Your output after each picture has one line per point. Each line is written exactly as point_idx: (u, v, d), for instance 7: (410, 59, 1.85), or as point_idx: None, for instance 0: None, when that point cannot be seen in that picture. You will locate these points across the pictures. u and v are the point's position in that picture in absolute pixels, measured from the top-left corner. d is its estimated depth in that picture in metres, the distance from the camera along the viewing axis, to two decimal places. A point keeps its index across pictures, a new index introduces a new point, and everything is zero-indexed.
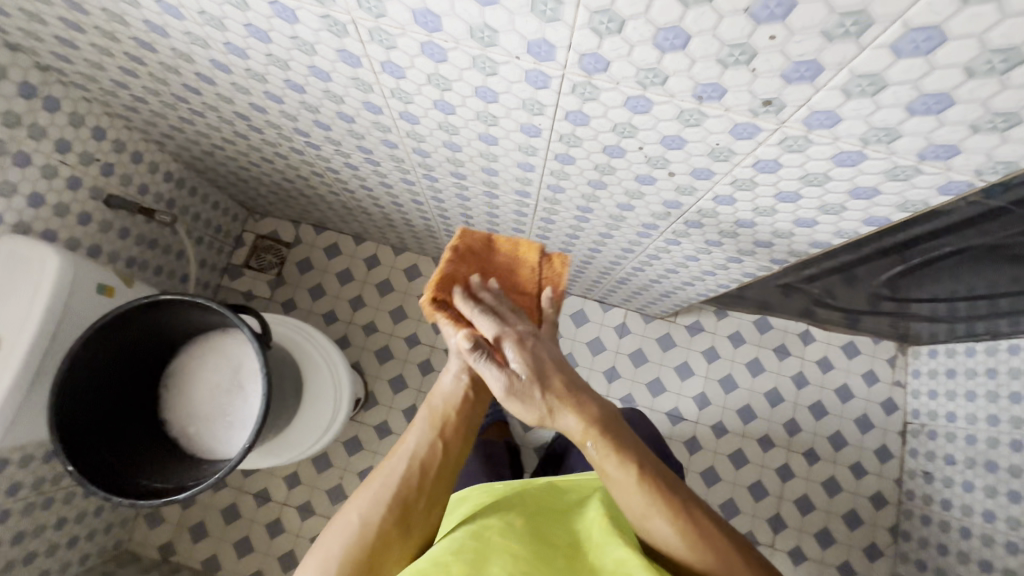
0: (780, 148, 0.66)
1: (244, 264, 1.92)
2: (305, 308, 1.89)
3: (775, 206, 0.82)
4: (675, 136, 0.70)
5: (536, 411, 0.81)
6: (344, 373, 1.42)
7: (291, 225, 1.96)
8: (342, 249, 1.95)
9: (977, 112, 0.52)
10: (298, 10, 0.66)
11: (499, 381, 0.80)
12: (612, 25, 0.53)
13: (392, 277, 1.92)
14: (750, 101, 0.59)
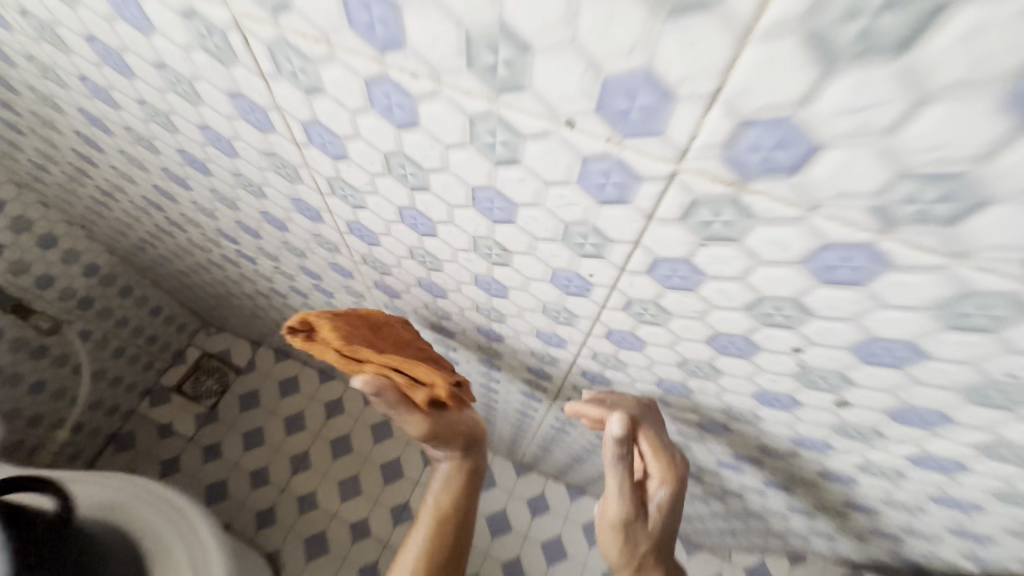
0: (981, 452, 0.38)
1: (175, 388, 1.53)
2: (231, 460, 1.42)
3: (927, 507, 0.51)
4: (782, 394, 0.43)
5: (624, 564, 0.56)
6: (212, 539, 0.85)
7: (249, 345, 1.59)
8: (301, 384, 1.53)
9: None
10: (234, 141, 0.45)
11: (624, 510, 0.54)
12: (725, 228, 0.29)
13: (354, 432, 1.46)
14: (963, 380, 0.32)
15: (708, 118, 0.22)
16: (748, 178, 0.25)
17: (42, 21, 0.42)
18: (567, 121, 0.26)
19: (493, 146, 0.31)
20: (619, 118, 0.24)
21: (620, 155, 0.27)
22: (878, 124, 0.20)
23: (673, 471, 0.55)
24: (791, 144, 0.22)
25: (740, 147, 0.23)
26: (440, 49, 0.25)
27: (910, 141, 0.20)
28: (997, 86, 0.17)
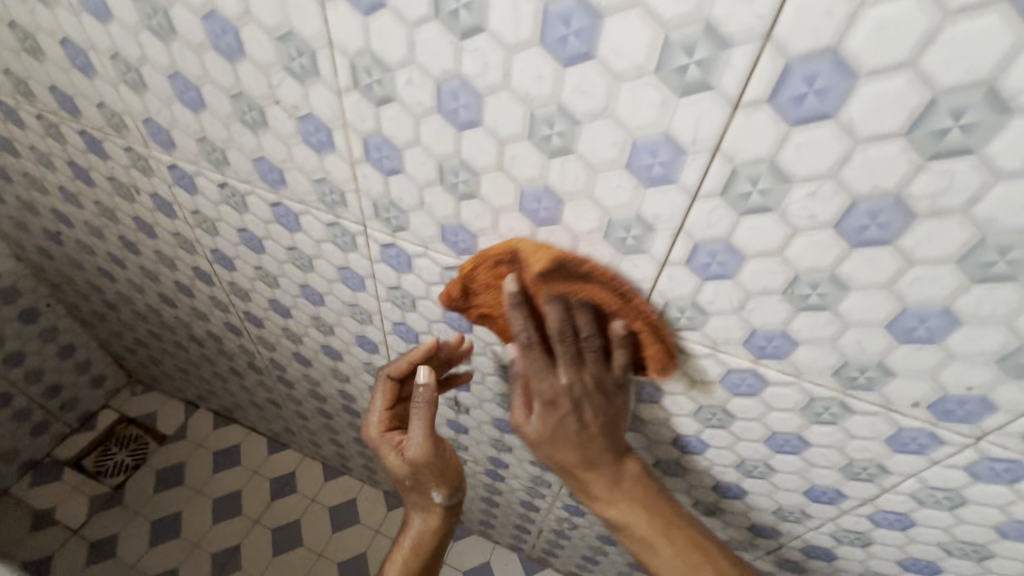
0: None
1: (73, 462, 1.15)
2: (127, 560, 1.03)
3: (990, 545, 0.48)
4: (827, 401, 0.43)
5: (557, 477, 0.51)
6: None
7: (184, 406, 1.25)
8: (243, 454, 1.18)
9: None
10: (285, 168, 0.49)
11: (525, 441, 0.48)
12: (762, 197, 0.32)
13: (308, 518, 1.10)
14: (998, 347, 0.34)
15: (758, 65, 0.27)
16: (789, 129, 0.29)
17: (128, 61, 0.47)
18: (628, 88, 0.30)
19: (548, 138, 0.35)
20: (676, 78, 0.29)
21: (672, 123, 0.31)
22: (902, 58, 0.25)
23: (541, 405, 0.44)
24: (830, 84, 0.26)
25: (783, 94, 0.28)
26: (521, 31, 0.30)
27: (929, 73, 0.25)
28: (997, 8, 0.22)
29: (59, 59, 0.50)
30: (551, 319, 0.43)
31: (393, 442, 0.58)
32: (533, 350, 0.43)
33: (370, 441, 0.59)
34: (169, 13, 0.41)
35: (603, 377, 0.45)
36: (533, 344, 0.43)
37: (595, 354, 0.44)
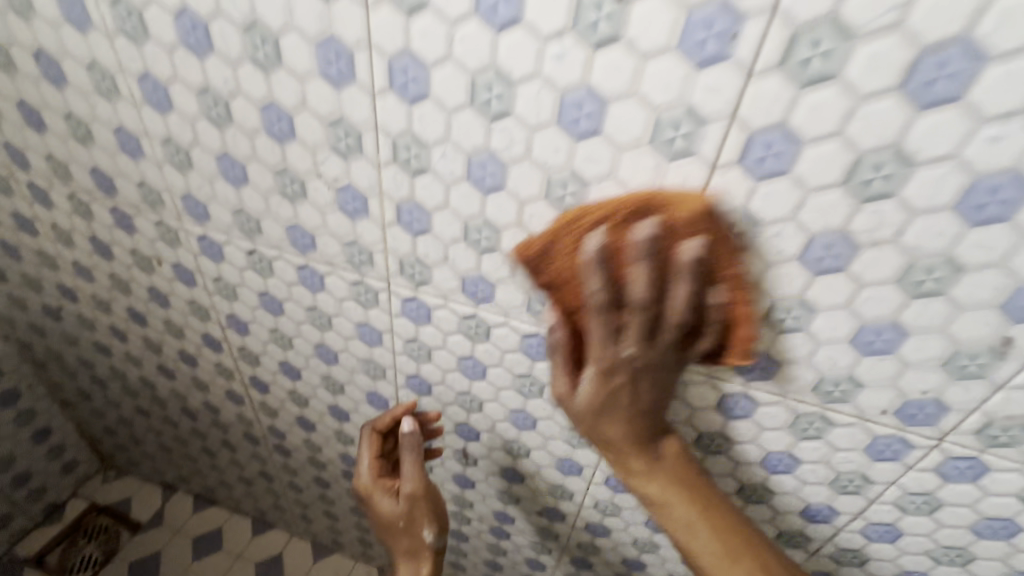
0: (979, 442, 0.45)
1: (35, 559, 1.08)
2: None
3: (971, 547, 0.52)
4: (812, 416, 0.49)
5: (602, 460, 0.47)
6: None
7: (161, 490, 1.20)
8: (225, 540, 1.14)
9: None
10: (318, 234, 0.54)
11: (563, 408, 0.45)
12: (740, 237, 0.40)
13: None
14: (939, 353, 0.41)
15: (728, 136, 0.36)
16: (755, 183, 0.37)
17: (180, 145, 0.53)
18: (629, 156, 0.38)
19: (562, 197, 0.42)
20: (666, 147, 0.37)
21: (665, 182, 0.39)
22: (832, 129, 0.33)
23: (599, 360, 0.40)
24: (783, 148, 0.35)
25: (749, 157, 0.36)
26: (542, 114, 0.39)
27: (851, 139, 0.33)
28: (890, 94, 0.31)
29: (110, 144, 0.56)
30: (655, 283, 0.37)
31: (383, 487, 0.61)
32: (610, 315, 0.38)
33: (360, 490, 0.61)
34: (230, 105, 0.48)
35: (674, 362, 0.43)
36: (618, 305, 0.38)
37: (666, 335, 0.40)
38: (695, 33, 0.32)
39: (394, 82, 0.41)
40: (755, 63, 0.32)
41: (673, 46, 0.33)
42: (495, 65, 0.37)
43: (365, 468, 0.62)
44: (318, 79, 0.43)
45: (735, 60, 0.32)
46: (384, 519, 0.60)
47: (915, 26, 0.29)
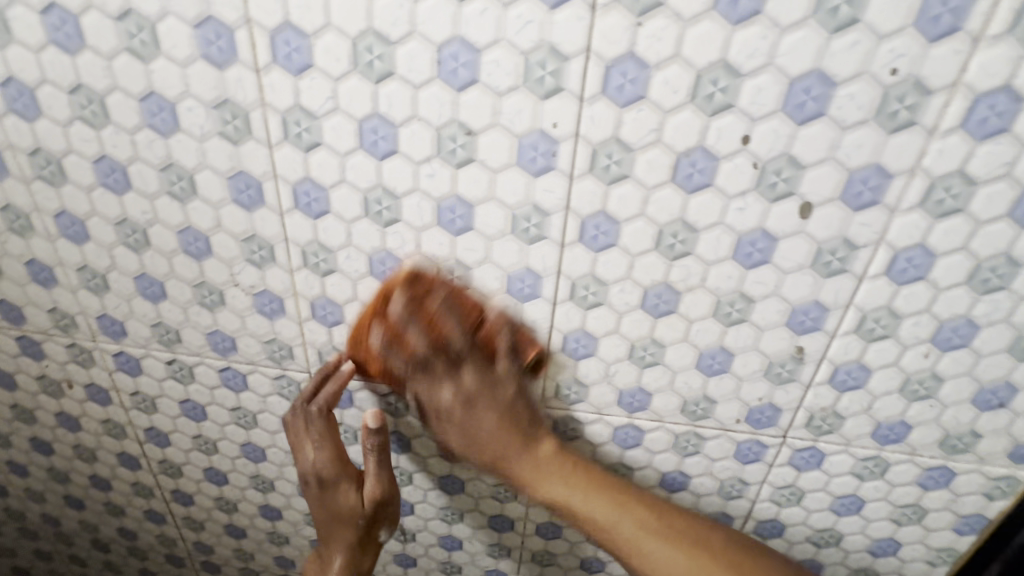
0: (810, 432, 0.56)
1: None
2: None
3: (838, 525, 0.63)
4: (688, 433, 0.58)
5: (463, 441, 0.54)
6: None
7: None
8: None
9: (1009, 335, 0.47)
10: (238, 336, 0.59)
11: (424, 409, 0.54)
12: (595, 296, 0.50)
13: None
14: (760, 365, 0.52)
15: (567, 223, 0.47)
16: (595, 254, 0.48)
17: (95, 270, 0.57)
18: (497, 243, 0.48)
19: (452, 280, 0.51)
20: (524, 235, 0.48)
21: (529, 260, 0.49)
22: (637, 211, 0.45)
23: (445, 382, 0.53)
24: (607, 227, 0.46)
25: (586, 235, 0.47)
26: (425, 217, 0.48)
27: (651, 216, 0.45)
28: (667, 184, 0.44)
29: (20, 276, 0.58)
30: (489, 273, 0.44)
31: (350, 477, 0.57)
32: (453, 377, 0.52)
33: (322, 478, 0.56)
34: (147, 231, 0.53)
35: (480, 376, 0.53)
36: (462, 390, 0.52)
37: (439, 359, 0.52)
38: (527, 153, 0.44)
39: (299, 203, 0.49)
40: (573, 169, 0.44)
41: (513, 162, 0.44)
42: (381, 184, 0.47)
43: (319, 457, 0.55)
44: (231, 204, 0.50)
45: (559, 169, 0.44)
46: (335, 509, 0.57)
47: (668, 140, 0.42)
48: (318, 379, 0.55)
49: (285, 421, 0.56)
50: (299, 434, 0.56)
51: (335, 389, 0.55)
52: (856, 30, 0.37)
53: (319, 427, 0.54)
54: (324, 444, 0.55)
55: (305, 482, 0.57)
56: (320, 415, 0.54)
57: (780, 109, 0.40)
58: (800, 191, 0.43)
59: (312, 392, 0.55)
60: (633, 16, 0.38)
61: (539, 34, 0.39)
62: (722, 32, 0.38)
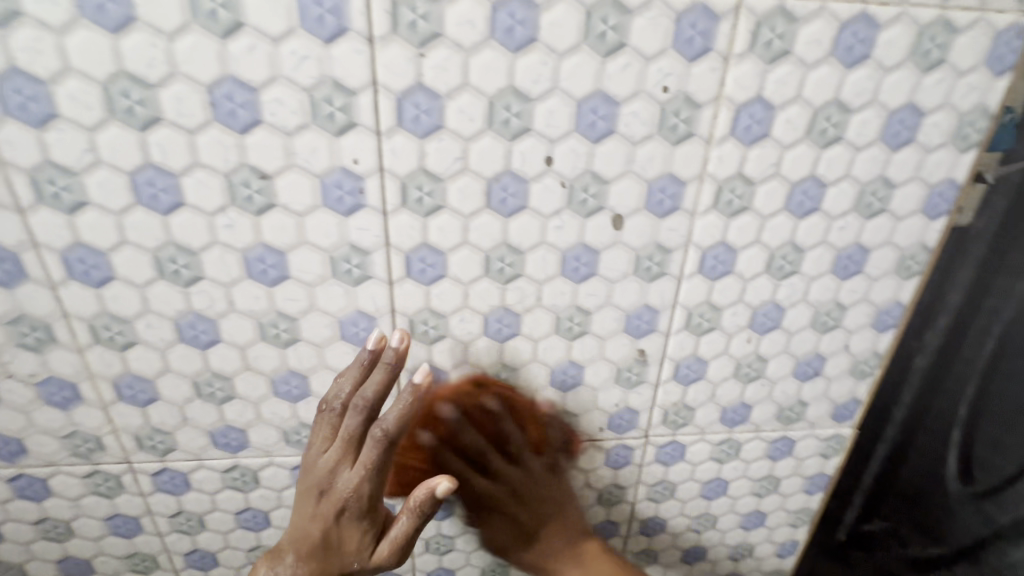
0: (668, 427, 0.58)
1: None
2: None
3: (710, 510, 0.66)
4: (558, 450, 0.58)
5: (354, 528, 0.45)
6: None
7: None
8: None
9: (808, 311, 0.53)
10: (25, 436, 0.49)
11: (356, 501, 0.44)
12: (436, 329, 0.48)
13: None
14: (610, 373, 0.54)
15: (391, 260, 0.45)
16: (427, 288, 0.46)
17: None
18: (320, 289, 0.45)
19: (278, 334, 0.47)
20: (347, 277, 0.45)
21: (359, 302, 0.46)
22: (459, 240, 0.44)
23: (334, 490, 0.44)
24: (433, 259, 0.45)
25: (413, 269, 0.45)
26: (232, 272, 0.43)
27: (475, 244, 0.45)
28: (484, 211, 0.44)
29: None
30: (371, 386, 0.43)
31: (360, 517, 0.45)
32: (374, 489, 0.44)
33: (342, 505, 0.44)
34: None
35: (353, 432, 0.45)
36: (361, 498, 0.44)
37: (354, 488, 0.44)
38: (332, 192, 0.41)
39: (74, 272, 0.42)
40: (386, 205, 0.42)
41: (320, 203, 0.42)
42: (172, 241, 0.42)
43: (359, 486, 0.43)
44: None
45: (370, 205, 0.42)
46: (330, 545, 0.45)
47: (476, 167, 0.42)
48: (386, 376, 0.43)
49: (340, 413, 0.45)
50: (346, 439, 0.44)
51: (403, 410, 0.43)
52: (625, 53, 0.39)
53: (369, 454, 0.43)
54: (370, 476, 0.44)
55: (316, 496, 0.45)
56: (380, 444, 0.43)
57: (573, 129, 0.41)
58: (610, 205, 0.45)
59: (379, 401, 0.43)
60: (414, 47, 0.37)
61: (319, 69, 0.37)
62: (504, 60, 0.38)
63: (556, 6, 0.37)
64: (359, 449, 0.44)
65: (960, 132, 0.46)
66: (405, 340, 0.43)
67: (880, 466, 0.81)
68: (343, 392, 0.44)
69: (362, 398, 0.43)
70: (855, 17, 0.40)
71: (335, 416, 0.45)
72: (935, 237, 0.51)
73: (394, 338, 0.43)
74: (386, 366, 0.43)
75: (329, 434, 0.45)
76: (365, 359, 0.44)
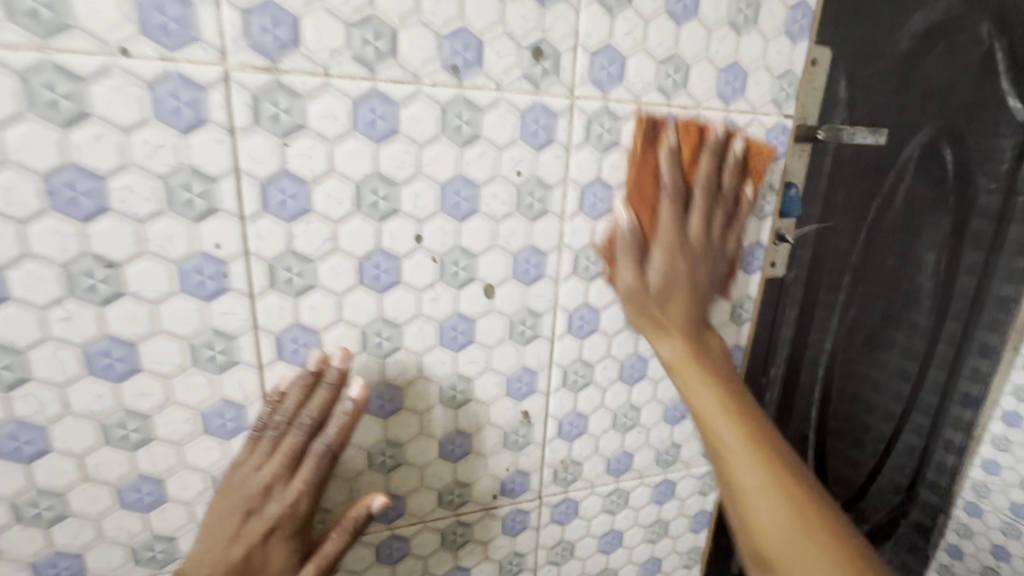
0: (560, 486, 0.58)
1: None
2: None
3: None
4: (391, 540, 0.53)
5: (281, 547, 0.40)
6: None
7: None
8: None
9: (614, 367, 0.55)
10: None
11: (298, 507, 0.40)
12: (234, 422, 0.44)
13: None
14: (433, 448, 0.51)
15: (166, 352, 0.40)
16: (215, 376, 0.42)
17: None
18: (76, 390, 0.39)
19: (17, 450, 0.39)
20: (110, 373, 0.40)
21: (127, 401, 0.41)
22: (247, 323, 0.42)
23: (291, 493, 0.40)
24: (217, 346, 0.41)
25: (195, 358, 0.41)
26: None
27: (264, 326, 0.42)
28: (271, 293, 0.42)
29: None
30: (310, 401, 0.41)
31: (290, 528, 0.40)
32: (312, 499, 0.40)
33: (273, 516, 0.39)
34: None
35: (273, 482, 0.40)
36: (300, 509, 0.40)
37: (302, 493, 0.40)
38: (82, 281, 0.37)
39: None
40: (151, 293, 0.39)
41: (67, 295, 0.37)
42: None
43: (298, 497, 0.40)
44: None
45: (133, 292, 0.38)
46: (250, 572, 0.39)
47: (256, 248, 0.40)
48: (329, 397, 0.41)
49: (279, 428, 0.41)
50: (286, 453, 0.40)
51: (344, 422, 0.40)
52: (399, 140, 0.41)
53: (313, 466, 0.40)
54: (313, 486, 0.40)
55: (240, 516, 0.39)
56: (327, 453, 0.40)
57: (356, 210, 0.42)
58: (479, 276, 0.47)
59: (326, 411, 0.41)
60: (177, 130, 0.36)
61: (57, 152, 0.34)
62: (272, 145, 0.38)
63: (322, 96, 0.38)
64: (296, 467, 0.40)
65: None
66: (348, 359, 0.41)
67: None
68: (286, 406, 0.41)
69: (311, 403, 0.41)
70: (600, 112, 0.46)
71: (274, 430, 0.41)
72: None
73: (334, 357, 0.41)
74: (328, 385, 0.41)
75: (268, 447, 0.41)
76: (306, 378, 0.41)
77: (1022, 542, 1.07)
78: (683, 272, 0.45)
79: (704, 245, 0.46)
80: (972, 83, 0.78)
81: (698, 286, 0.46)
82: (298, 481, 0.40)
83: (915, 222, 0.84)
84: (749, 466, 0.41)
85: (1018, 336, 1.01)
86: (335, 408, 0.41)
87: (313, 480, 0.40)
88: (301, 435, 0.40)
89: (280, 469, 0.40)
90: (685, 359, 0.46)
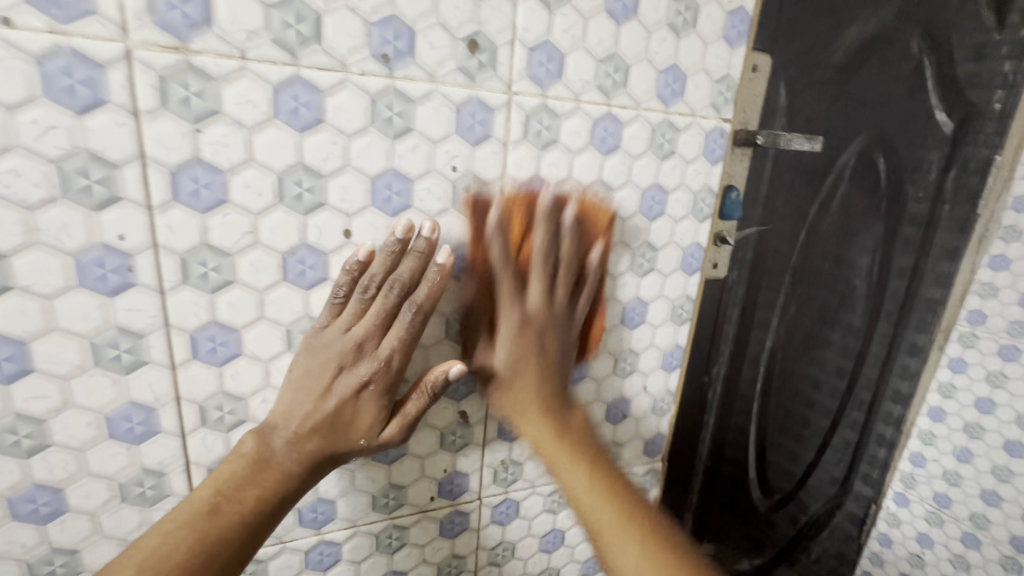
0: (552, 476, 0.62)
1: None
2: None
3: (550, 564, 0.67)
4: (389, 526, 0.55)
5: (368, 401, 0.42)
6: None
7: None
8: None
9: (607, 360, 0.60)
10: None
11: (387, 362, 0.42)
12: (233, 415, 0.45)
13: None
14: (434, 439, 0.54)
15: (173, 344, 0.41)
16: (219, 369, 0.43)
17: None
18: (78, 381, 0.39)
19: (17, 442, 0.39)
20: (115, 364, 0.40)
21: (131, 393, 0.41)
22: (255, 315, 0.43)
23: (382, 352, 0.41)
24: (224, 337, 0.42)
25: (200, 351, 0.42)
26: None
27: (272, 318, 0.43)
28: (280, 285, 0.43)
29: None
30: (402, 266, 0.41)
31: (378, 382, 0.42)
32: (399, 360, 0.42)
33: (363, 368, 0.41)
34: None
35: (361, 339, 0.41)
36: (388, 369, 0.42)
37: (391, 352, 0.42)
38: (90, 271, 0.37)
39: None
40: (162, 282, 0.39)
41: (74, 284, 0.37)
42: None
43: (384, 358, 0.41)
44: None
45: (142, 284, 0.39)
46: (341, 421, 0.41)
47: (267, 240, 0.41)
48: (419, 265, 0.41)
49: (368, 292, 0.41)
50: (376, 317, 0.41)
51: (434, 290, 0.41)
52: (413, 136, 0.43)
53: (402, 331, 0.41)
54: (402, 349, 0.42)
55: (333, 370, 0.41)
56: (417, 318, 0.41)
57: (369, 204, 0.43)
58: None
59: (416, 277, 0.41)
60: (188, 122, 0.36)
61: (69, 140, 0.34)
62: (291, 138, 0.39)
63: (341, 92, 0.40)
64: (386, 330, 0.42)
65: (696, 207, 0.58)
66: (436, 231, 0.41)
67: (698, 494, 0.90)
68: (374, 271, 0.41)
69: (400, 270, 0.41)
70: (603, 116, 0.49)
71: (361, 295, 0.41)
72: (693, 290, 0.62)
73: (424, 227, 0.41)
74: (418, 254, 0.41)
75: (356, 311, 0.41)
76: (393, 246, 0.41)
77: (943, 529, 1.15)
78: (548, 342, 0.48)
79: (549, 318, 0.48)
80: (903, 94, 0.85)
81: (550, 363, 0.49)
82: (389, 342, 0.41)
83: (849, 226, 0.91)
84: (613, 525, 0.43)
85: (943, 336, 1.11)
86: (426, 274, 0.42)
87: (403, 341, 0.42)
88: (388, 298, 0.41)
89: (368, 327, 0.41)
90: (547, 435, 0.47)
